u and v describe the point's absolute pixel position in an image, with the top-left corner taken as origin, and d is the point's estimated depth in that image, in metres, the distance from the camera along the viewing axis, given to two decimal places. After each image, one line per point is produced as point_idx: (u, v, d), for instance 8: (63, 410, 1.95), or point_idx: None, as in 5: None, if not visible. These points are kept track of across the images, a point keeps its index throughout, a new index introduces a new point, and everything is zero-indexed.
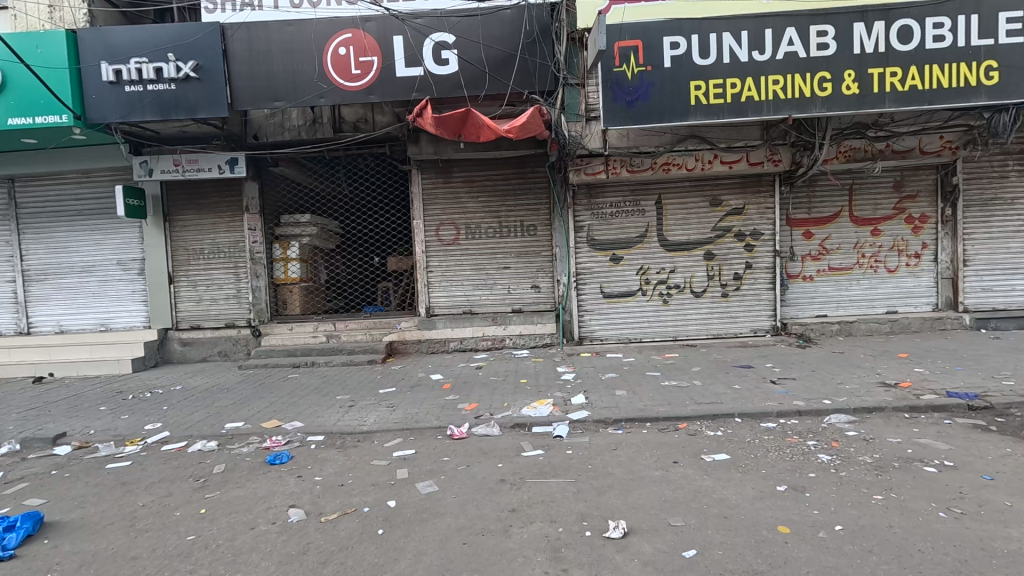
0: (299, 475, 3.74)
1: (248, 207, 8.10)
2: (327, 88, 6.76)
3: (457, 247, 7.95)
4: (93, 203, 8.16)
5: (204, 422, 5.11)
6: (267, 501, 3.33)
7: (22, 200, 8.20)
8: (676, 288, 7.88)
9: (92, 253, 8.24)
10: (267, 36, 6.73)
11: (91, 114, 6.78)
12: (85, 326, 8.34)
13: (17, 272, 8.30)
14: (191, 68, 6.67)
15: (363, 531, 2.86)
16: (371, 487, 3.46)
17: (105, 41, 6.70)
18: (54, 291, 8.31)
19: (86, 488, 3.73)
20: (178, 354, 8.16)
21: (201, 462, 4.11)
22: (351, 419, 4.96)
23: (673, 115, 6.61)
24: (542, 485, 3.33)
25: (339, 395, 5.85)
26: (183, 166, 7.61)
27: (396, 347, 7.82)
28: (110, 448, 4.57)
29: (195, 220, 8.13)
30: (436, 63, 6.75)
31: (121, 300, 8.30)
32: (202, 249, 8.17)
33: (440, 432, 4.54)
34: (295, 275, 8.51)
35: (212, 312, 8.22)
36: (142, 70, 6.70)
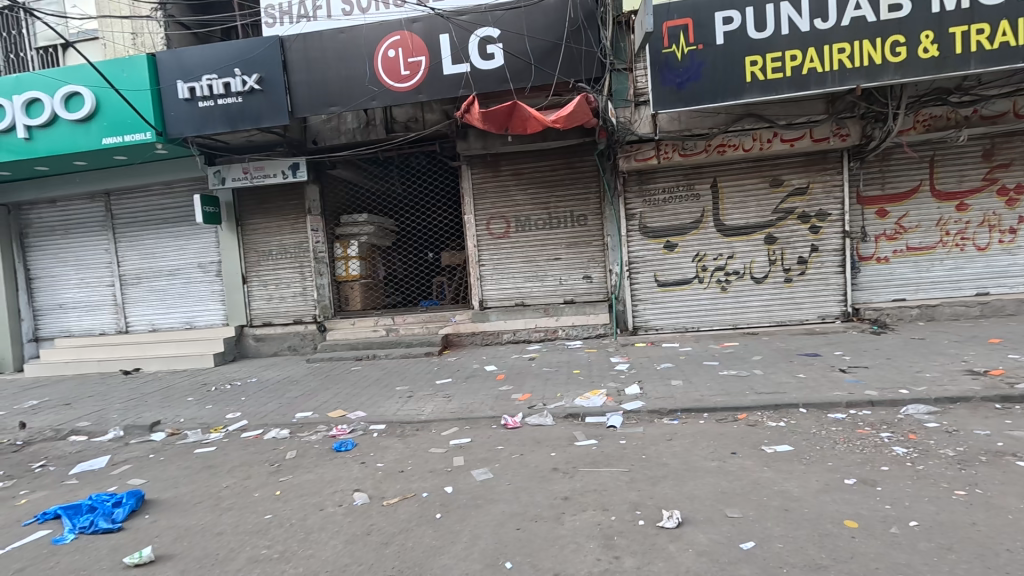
0: (362, 461, 3.96)
1: (310, 210, 8.55)
2: (377, 90, 7.00)
3: (507, 240, 8.03)
4: (176, 211, 8.91)
5: (277, 411, 5.49)
6: (333, 485, 3.55)
7: (116, 211, 9.08)
8: (734, 274, 7.58)
9: (176, 258, 9.01)
10: (321, 45, 7.05)
11: (170, 130, 7.39)
12: (173, 324, 9.14)
13: (115, 277, 9.21)
14: (255, 80, 7.09)
15: (422, 514, 3.00)
16: (428, 473, 3.61)
17: (179, 62, 7.26)
18: (146, 293, 9.15)
19: (178, 470, 4.13)
20: (253, 349, 8.78)
21: (276, 448, 4.43)
22: (409, 409, 5.17)
23: (727, 95, 6.32)
24: (594, 474, 3.34)
25: (399, 386, 6.10)
26: (252, 173, 8.14)
27: (451, 339, 8.03)
28: (197, 435, 5.01)
29: (263, 223, 8.68)
30: (481, 59, 6.80)
31: (202, 300, 9.02)
32: (271, 250, 8.72)
33: (495, 421, 4.64)
34: (355, 272, 8.86)
35: (282, 309, 8.77)
36: (212, 86, 7.21)
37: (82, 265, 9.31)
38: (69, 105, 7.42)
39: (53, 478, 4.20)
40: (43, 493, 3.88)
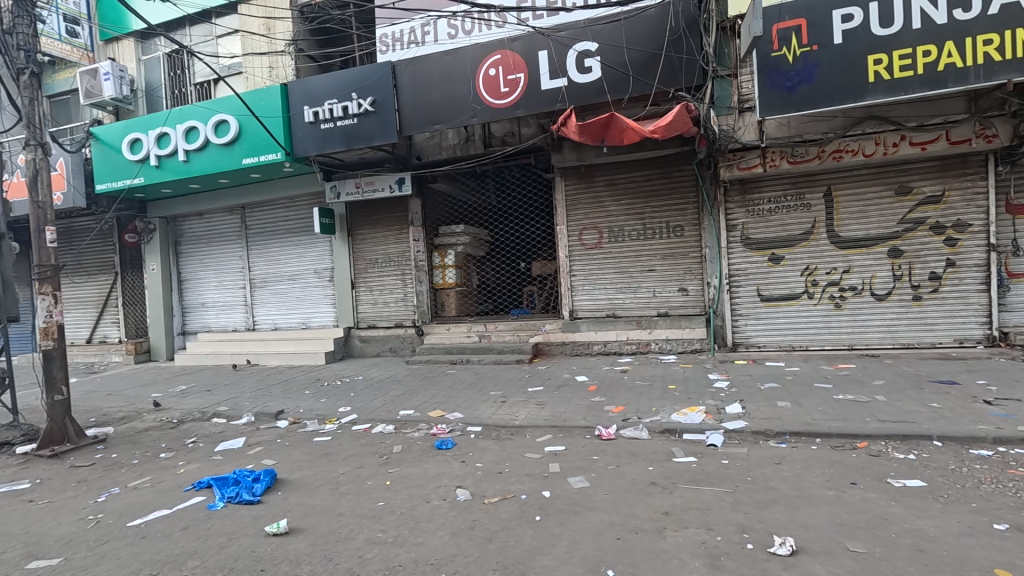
0: (462, 460, 4.17)
1: (413, 221, 9.14)
2: (479, 107, 7.35)
3: (600, 251, 8.03)
4: (298, 223, 9.95)
5: (383, 408, 5.92)
6: (437, 480, 3.77)
7: (249, 222, 10.31)
8: (851, 290, 6.96)
9: (297, 264, 10.02)
10: (428, 68, 7.56)
11: (297, 150, 8.27)
12: (292, 324, 10.15)
13: (247, 280, 10.43)
14: (369, 103, 7.76)
15: (521, 515, 3.11)
16: (526, 477, 3.72)
17: (307, 90, 8.14)
18: (271, 296, 10.26)
19: (301, 455, 4.60)
20: (358, 349, 9.50)
21: (384, 442, 4.80)
22: (504, 413, 5.34)
23: (846, 97, 5.88)
24: (696, 492, 3.26)
25: (493, 390, 6.32)
26: (363, 188, 8.88)
27: (542, 348, 8.14)
28: (315, 424, 5.55)
29: (371, 233, 9.42)
30: (579, 72, 6.91)
31: (317, 302, 9.94)
32: (377, 258, 9.42)
33: (589, 431, 4.66)
34: (451, 280, 9.29)
35: (385, 313, 9.42)
36: (333, 109, 7.98)
37: (221, 269, 10.66)
38: (218, 132, 8.60)
39: (202, 453, 4.87)
40: (195, 465, 4.51)
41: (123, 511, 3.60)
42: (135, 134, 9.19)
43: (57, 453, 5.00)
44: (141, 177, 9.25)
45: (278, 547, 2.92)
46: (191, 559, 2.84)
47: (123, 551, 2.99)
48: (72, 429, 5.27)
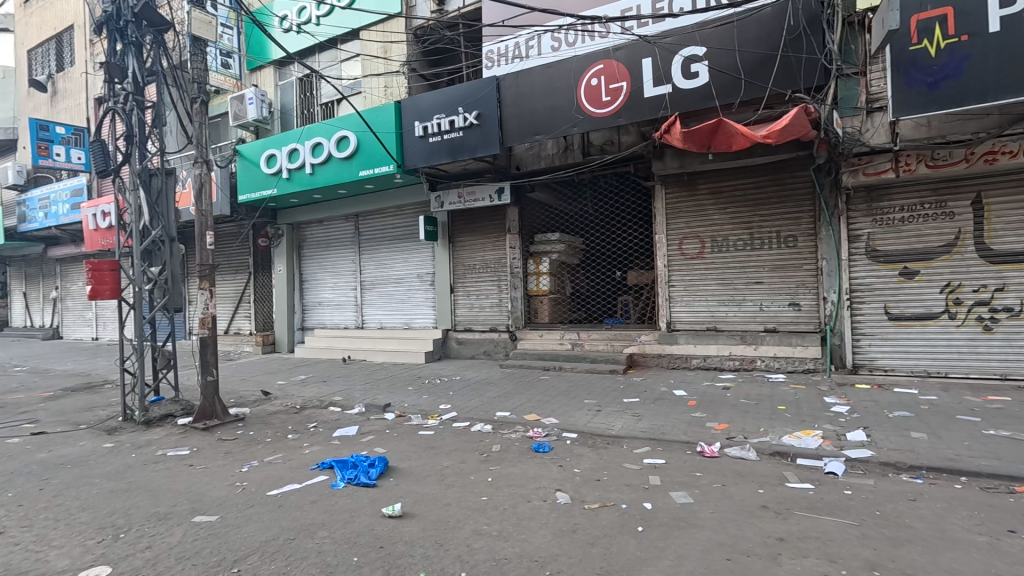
0: (560, 464, 4.22)
1: (510, 229, 9.41)
2: (581, 117, 7.41)
3: (702, 261, 7.73)
4: (405, 230, 10.64)
5: (480, 408, 6.16)
6: (536, 481, 3.86)
7: (362, 229, 11.22)
8: (1005, 311, 6.07)
9: (402, 268, 10.73)
10: (531, 80, 7.78)
11: (407, 162, 8.87)
12: (396, 324, 10.86)
13: (357, 282, 11.34)
14: (474, 116, 8.15)
15: (623, 524, 3.10)
16: (625, 486, 3.70)
17: (418, 106, 8.73)
18: (378, 297, 11.07)
19: (408, 446, 4.94)
20: (455, 350, 9.93)
21: (483, 440, 5.00)
22: (600, 422, 5.33)
23: (1003, 92, 5.15)
24: (815, 521, 3.04)
25: (587, 398, 6.32)
26: (465, 197, 9.34)
27: (637, 359, 7.97)
28: (419, 419, 5.91)
29: (470, 240, 9.83)
30: (685, 78, 6.75)
31: (419, 304, 10.55)
32: (475, 264, 9.80)
33: (689, 447, 4.51)
34: (545, 287, 9.42)
35: (480, 317, 9.75)
36: (440, 123, 8.48)
37: (336, 272, 11.68)
38: (339, 146, 9.48)
39: (323, 437, 5.40)
40: (318, 447, 5.01)
41: (263, 482, 4.10)
42: (271, 151, 10.41)
43: (208, 426, 5.82)
44: (274, 189, 10.43)
45: (394, 528, 3.17)
46: (321, 529, 3.17)
47: (266, 516, 3.41)
48: (219, 407, 6.08)
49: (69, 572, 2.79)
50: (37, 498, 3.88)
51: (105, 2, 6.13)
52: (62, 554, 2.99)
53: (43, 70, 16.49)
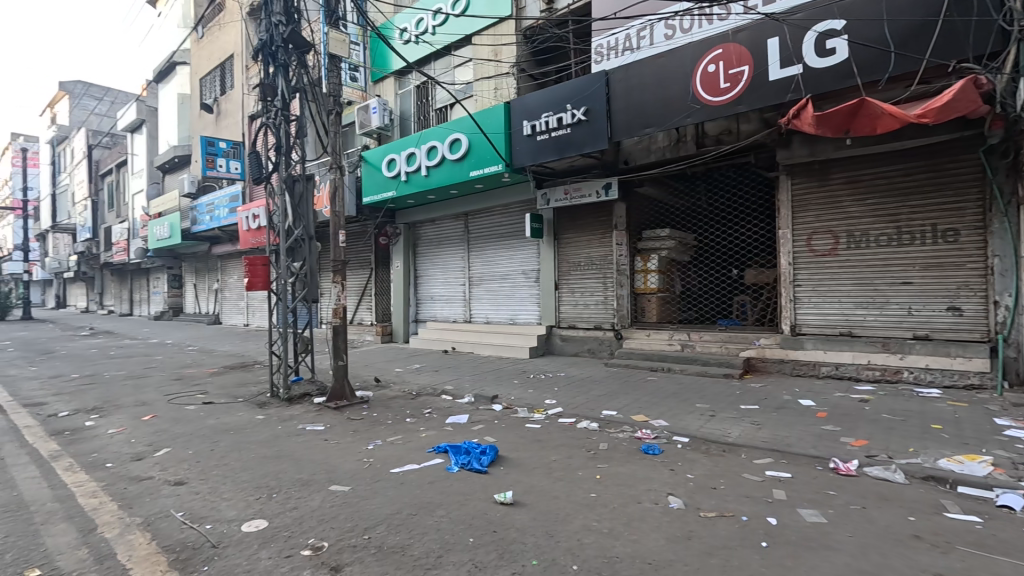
0: (672, 468, 4.07)
1: (617, 225, 9.23)
2: (697, 107, 7.01)
3: (834, 259, 6.99)
4: (512, 227, 10.90)
5: (586, 405, 6.14)
6: (647, 483, 3.76)
7: (471, 227, 11.69)
8: None
9: (508, 265, 11.00)
10: (642, 71, 7.54)
11: (515, 161, 9.05)
12: (501, 319, 11.17)
13: (466, 278, 11.85)
14: (582, 112, 8.08)
15: (744, 537, 2.91)
16: (745, 498, 3.46)
17: (526, 105, 8.87)
18: (485, 293, 11.46)
19: (516, 437, 5.08)
20: (558, 347, 9.97)
21: (590, 437, 4.98)
22: (715, 428, 5.04)
23: None
24: (984, 560, 2.61)
25: (699, 402, 6.01)
26: (572, 194, 9.33)
27: (754, 363, 7.45)
28: (526, 412, 6.04)
29: (576, 237, 9.79)
30: (819, 56, 6.11)
31: (524, 300, 10.75)
32: (580, 261, 9.74)
33: (820, 462, 4.11)
34: (653, 285, 9.11)
35: (585, 314, 9.68)
36: (549, 121, 8.54)
37: (447, 268, 12.30)
38: (452, 148, 9.95)
39: (437, 423, 5.74)
40: (433, 432, 5.34)
41: (386, 459, 4.47)
42: (392, 156, 11.23)
43: (339, 406, 6.47)
44: (394, 191, 11.23)
45: (506, 514, 3.29)
46: (439, 509, 3.38)
47: (390, 491, 3.71)
48: (348, 389, 6.73)
49: (236, 522, 3.26)
50: (210, 457, 4.59)
51: (262, 31, 7.04)
52: (230, 506, 3.50)
53: (210, 94, 19.40)
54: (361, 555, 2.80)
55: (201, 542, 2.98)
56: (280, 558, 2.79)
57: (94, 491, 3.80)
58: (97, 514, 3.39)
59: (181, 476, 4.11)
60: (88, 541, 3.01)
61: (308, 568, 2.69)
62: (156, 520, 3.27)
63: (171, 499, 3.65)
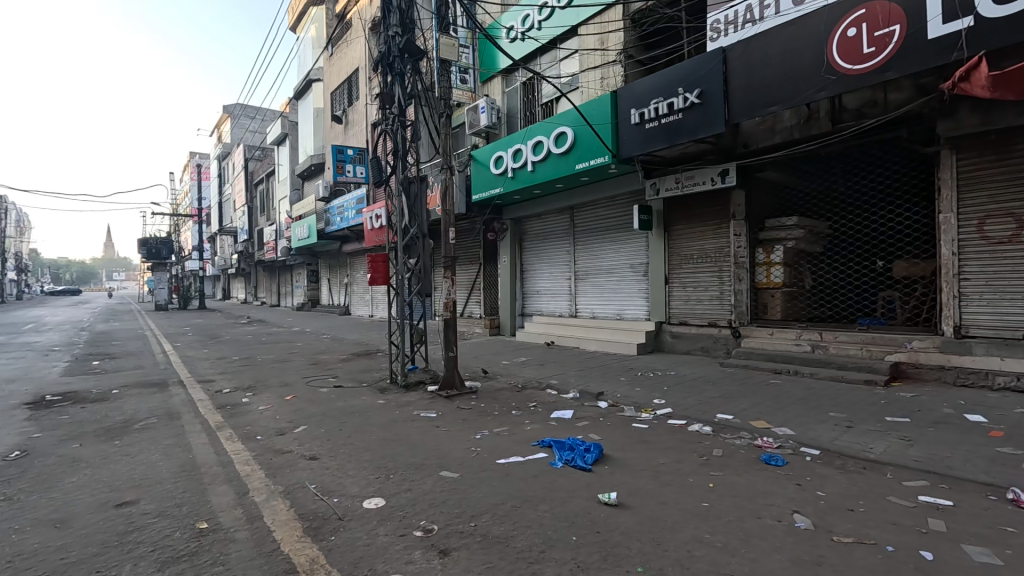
0: (799, 483, 3.67)
1: (734, 214, 8.51)
2: (834, 78, 6.20)
3: (1016, 247, 5.80)
4: (619, 220, 10.59)
5: (699, 407, 5.78)
6: (767, 497, 3.44)
7: (577, 221, 11.58)
8: None
9: (615, 259, 10.73)
10: (766, 44, 6.87)
11: (622, 151, 8.76)
12: (608, 314, 10.93)
13: (572, 272, 11.79)
14: (695, 95, 7.58)
15: (888, 570, 2.53)
16: (891, 525, 3.01)
17: (634, 93, 8.55)
18: (591, 287, 11.31)
19: (622, 436, 4.94)
20: (669, 344, 9.52)
21: (702, 442, 4.68)
22: (852, 441, 4.46)
23: None
24: None
25: (833, 411, 5.36)
26: (683, 183, 8.81)
27: (905, 370, 6.41)
28: (633, 411, 5.85)
29: (688, 229, 9.23)
30: (998, 3, 5.09)
31: (632, 295, 10.41)
32: (692, 254, 9.18)
33: (993, 491, 3.43)
34: (778, 280, 8.32)
35: (698, 310, 9.12)
36: (658, 107, 8.13)
37: (553, 263, 12.33)
38: (558, 142, 9.92)
39: (542, 416, 5.78)
40: (538, 425, 5.40)
41: (493, 450, 4.59)
42: (499, 153, 11.50)
43: (450, 395, 6.80)
44: (501, 187, 11.51)
45: (609, 516, 3.21)
46: (542, 503, 3.40)
47: (495, 481, 3.82)
48: (457, 378, 7.05)
49: (359, 497, 3.57)
50: (338, 436, 5.09)
51: (381, 44, 7.60)
52: (354, 482, 3.85)
53: (340, 106, 21.44)
54: (467, 541, 2.91)
55: (330, 513, 3.31)
56: (395, 536, 2.99)
57: (247, 459, 4.41)
58: (250, 479, 3.92)
59: (315, 452, 4.60)
60: (242, 502, 3.50)
61: (419, 548, 2.85)
62: (294, 490, 3.70)
63: (306, 471, 4.11)
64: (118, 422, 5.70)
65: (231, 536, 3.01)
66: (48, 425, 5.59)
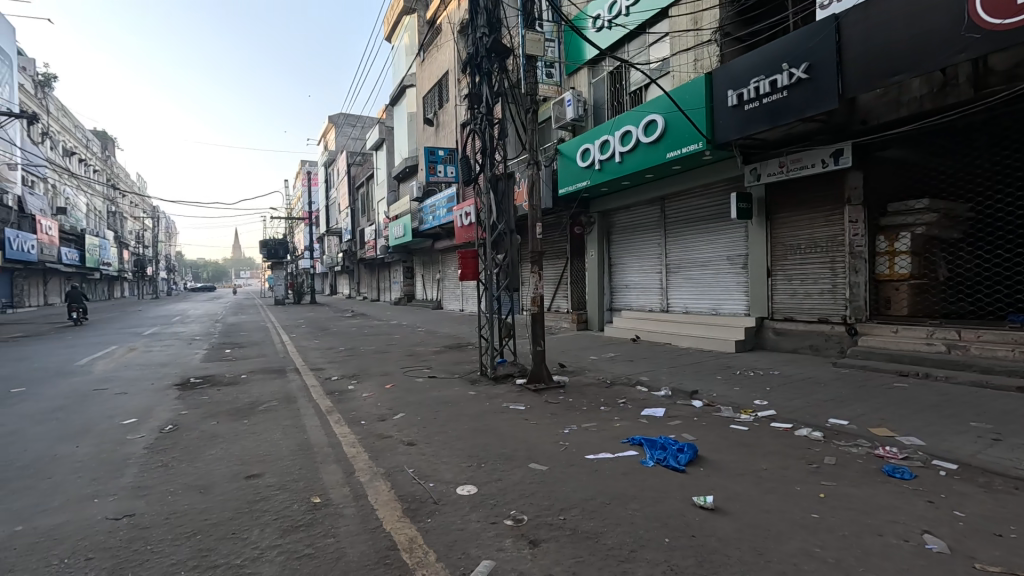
0: (931, 501, 3.25)
1: (849, 199, 7.70)
2: (978, 37, 5.37)
3: None
4: (714, 210, 10.02)
5: (807, 411, 5.32)
6: (891, 513, 3.09)
7: (668, 213, 11.14)
8: None
9: (709, 251, 10.17)
10: (888, 6, 6.11)
11: (718, 136, 8.24)
12: (702, 309, 10.41)
13: (663, 266, 11.36)
14: (803, 70, 6.94)
15: None
16: None
17: (732, 73, 8.01)
18: (684, 281, 10.84)
19: (718, 437, 4.68)
20: (771, 341, 8.85)
21: (811, 448, 4.29)
22: (1000, 457, 3.85)
23: None
24: None
25: (975, 421, 4.66)
26: (789, 166, 8.12)
27: None
28: (731, 411, 5.52)
29: (794, 217, 8.50)
30: None
31: (729, 289, 9.81)
32: (799, 244, 8.44)
33: None
34: (903, 271, 7.38)
35: (806, 305, 8.38)
36: (759, 87, 7.55)
37: (642, 256, 11.97)
38: (647, 131, 9.58)
39: (632, 414, 5.64)
40: (627, 423, 5.28)
41: (581, 445, 4.57)
42: (585, 146, 11.34)
43: (538, 389, 6.87)
44: (588, 180, 11.35)
45: (705, 520, 3.08)
46: (633, 502, 3.33)
47: (584, 477, 3.80)
48: (545, 372, 7.09)
49: (452, 484, 3.73)
50: (433, 424, 5.35)
51: (469, 46, 7.82)
52: (447, 469, 4.03)
53: (431, 109, 22.35)
54: (557, 534, 2.94)
55: (426, 497, 3.50)
56: (486, 523, 3.10)
57: (353, 442, 4.78)
58: (355, 460, 4.26)
59: (412, 438, 4.87)
60: (349, 481, 3.80)
61: (510, 537, 2.92)
62: (394, 473, 3.96)
63: (404, 456, 4.37)
64: (246, 404, 6.45)
65: (341, 511, 3.29)
66: (192, 404, 6.46)
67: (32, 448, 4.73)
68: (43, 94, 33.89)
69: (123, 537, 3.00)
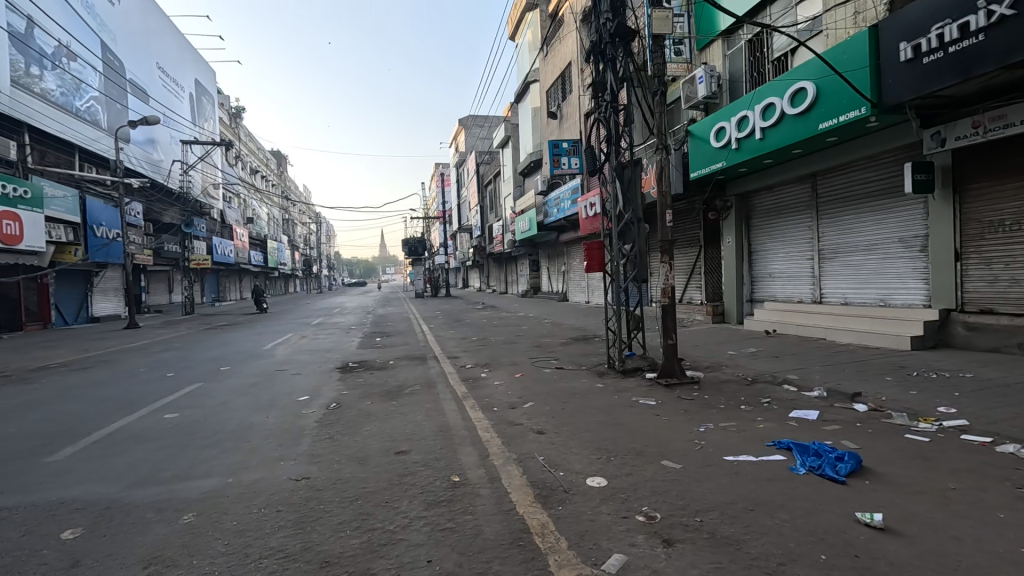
0: None
1: None
2: None
3: None
4: (881, 184, 8.63)
5: (1014, 423, 4.36)
6: None
7: (821, 191, 9.87)
8: None
9: (876, 232, 8.81)
10: None
11: (886, 99, 7.06)
12: (867, 300, 9.08)
13: (815, 251, 10.12)
14: (1008, 6, 5.62)
15: None
16: None
17: (905, 22, 6.79)
18: (842, 268, 9.55)
19: (889, 447, 4.05)
20: (961, 338, 7.41)
21: (1020, 469, 3.52)
22: None
23: None
24: None
25: None
26: (985, 125, 6.72)
27: None
28: (906, 419, 4.75)
29: (993, 187, 7.01)
30: None
31: (902, 277, 8.40)
32: (1002, 220, 6.94)
33: None
34: None
35: (1012, 295, 6.88)
36: (944, 34, 6.29)
37: (789, 241, 10.78)
38: (795, 101, 8.58)
39: (778, 415, 5.14)
40: (773, 424, 4.83)
41: (720, 445, 4.28)
42: (720, 124, 10.52)
43: (670, 384, 6.59)
44: (723, 162, 10.52)
45: (871, 540, 2.70)
46: (781, 511, 3.04)
47: (723, 479, 3.56)
48: (677, 367, 6.78)
49: (582, 474, 3.76)
50: (562, 415, 5.43)
51: (592, 33, 7.69)
52: (577, 460, 4.06)
53: (555, 102, 22.45)
54: (693, 536, 2.80)
55: (556, 485, 3.57)
56: (617, 517, 3.07)
57: (487, 427, 5.05)
58: (489, 445, 4.49)
59: (542, 427, 4.99)
60: (484, 463, 4.03)
61: (642, 533, 2.86)
62: (525, 459, 4.10)
63: (534, 443, 4.51)
64: (394, 387, 7.16)
65: (477, 491, 3.52)
66: (351, 385, 7.36)
67: (238, 415, 5.79)
68: (235, 124, 40.87)
69: (303, 495, 3.55)
